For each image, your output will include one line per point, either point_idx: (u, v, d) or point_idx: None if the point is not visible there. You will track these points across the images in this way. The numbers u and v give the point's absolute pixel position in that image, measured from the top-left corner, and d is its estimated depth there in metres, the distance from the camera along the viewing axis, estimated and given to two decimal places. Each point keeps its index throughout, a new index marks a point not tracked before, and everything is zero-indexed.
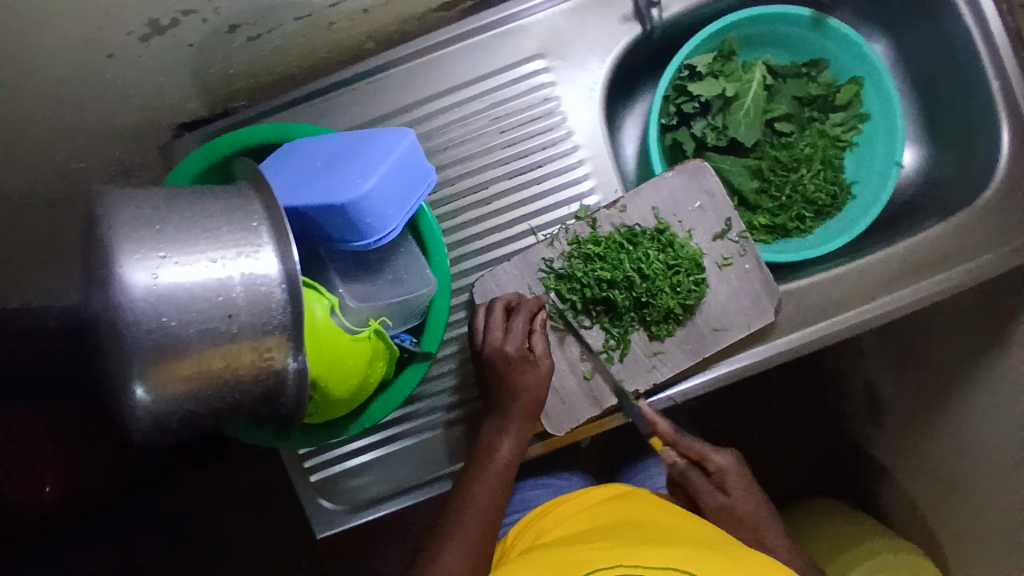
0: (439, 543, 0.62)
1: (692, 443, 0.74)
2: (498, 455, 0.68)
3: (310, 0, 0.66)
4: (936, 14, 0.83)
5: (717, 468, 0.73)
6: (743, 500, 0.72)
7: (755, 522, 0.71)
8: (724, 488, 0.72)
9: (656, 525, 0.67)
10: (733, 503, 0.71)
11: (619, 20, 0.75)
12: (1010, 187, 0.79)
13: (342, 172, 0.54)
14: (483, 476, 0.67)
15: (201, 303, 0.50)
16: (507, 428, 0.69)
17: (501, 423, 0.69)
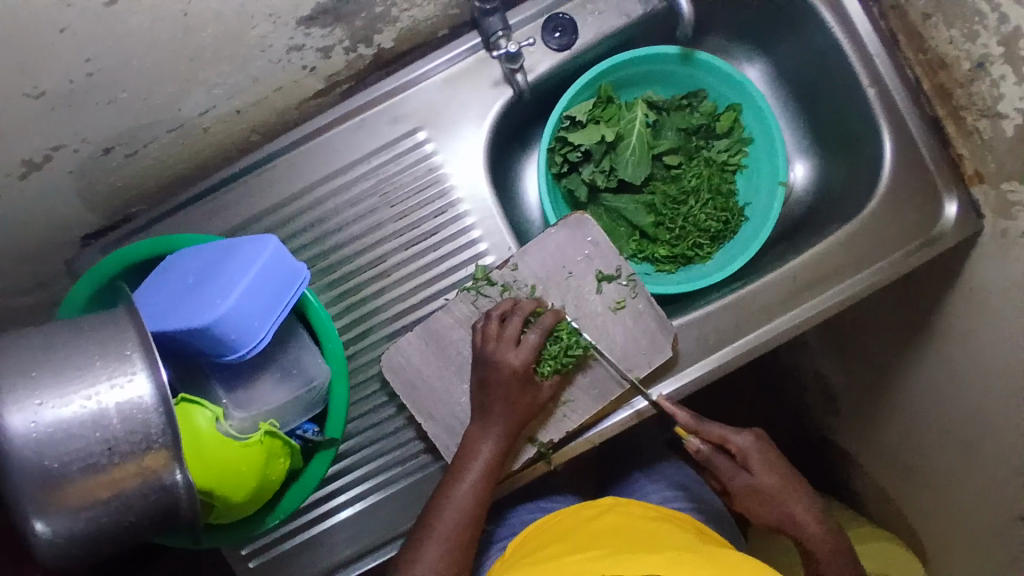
0: (422, 536, 0.67)
1: (720, 429, 0.76)
2: (483, 452, 0.70)
3: (178, 114, 0.68)
4: (805, 31, 0.85)
5: (739, 450, 0.76)
6: (770, 478, 0.74)
7: (779, 495, 0.74)
8: (748, 468, 0.75)
9: (640, 536, 0.68)
10: (760, 481, 0.74)
11: (491, 84, 0.79)
12: (895, 190, 0.82)
13: (206, 293, 0.57)
14: (465, 471, 0.69)
15: (81, 440, 0.54)
16: (490, 425, 0.71)
17: (483, 423, 0.71)
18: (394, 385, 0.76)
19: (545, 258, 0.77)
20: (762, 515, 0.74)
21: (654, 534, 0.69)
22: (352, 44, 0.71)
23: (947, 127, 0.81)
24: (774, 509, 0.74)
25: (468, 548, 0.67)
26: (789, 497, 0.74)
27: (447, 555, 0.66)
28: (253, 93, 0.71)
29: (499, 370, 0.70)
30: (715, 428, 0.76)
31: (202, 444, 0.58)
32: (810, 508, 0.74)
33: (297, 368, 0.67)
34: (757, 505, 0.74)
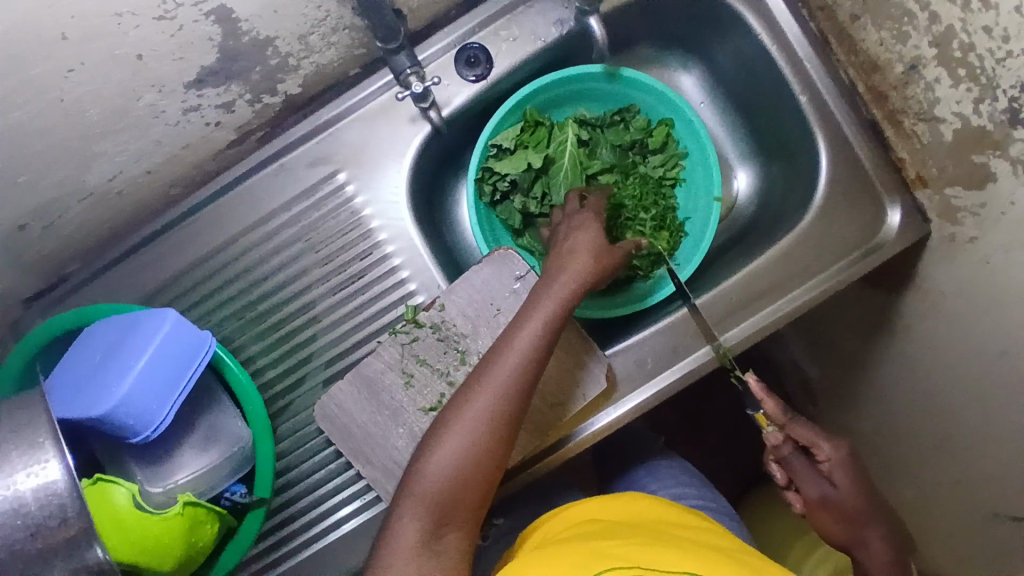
0: (402, 505, 0.60)
1: (801, 433, 0.75)
2: (485, 401, 0.61)
3: (87, 182, 0.68)
4: (735, 37, 0.82)
5: (826, 459, 0.74)
6: (853, 495, 0.73)
7: (858, 514, 0.73)
8: (832, 480, 0.74)
9: (659, 532, 0.67)
10: (837, 496, 0.74)
11: (408, 121, 0.77)
12: (833, 198, 0.80)
13: (104, 378, 0.57)
14: (463, 426, 0.61)
15: (2, 530, 0.54)
16: (495, 371, 0.62)
17: (485, 373, 0.62)
18: (330, 433, 0.75)
19: (472, 296, 0.76)
20: (836, 529, 0.74)
21: (655, 527, 0.69)
22: (255, 96, 0.70)
23: (885, 129, 0.78)
24: (848, 527, 0.74)
25: (469, 509, 0.60)
26: (869, 520, 0.74)
27: (431, 522, 0.59)
28: (161, 154, 0.70)
29: (516, 327, 0.65)
30: (806, 433, 0.75)
31: (120, 520, 0.59)
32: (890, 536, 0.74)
33: (222, 429, 0.67)
34: (828, 518, 0.75)
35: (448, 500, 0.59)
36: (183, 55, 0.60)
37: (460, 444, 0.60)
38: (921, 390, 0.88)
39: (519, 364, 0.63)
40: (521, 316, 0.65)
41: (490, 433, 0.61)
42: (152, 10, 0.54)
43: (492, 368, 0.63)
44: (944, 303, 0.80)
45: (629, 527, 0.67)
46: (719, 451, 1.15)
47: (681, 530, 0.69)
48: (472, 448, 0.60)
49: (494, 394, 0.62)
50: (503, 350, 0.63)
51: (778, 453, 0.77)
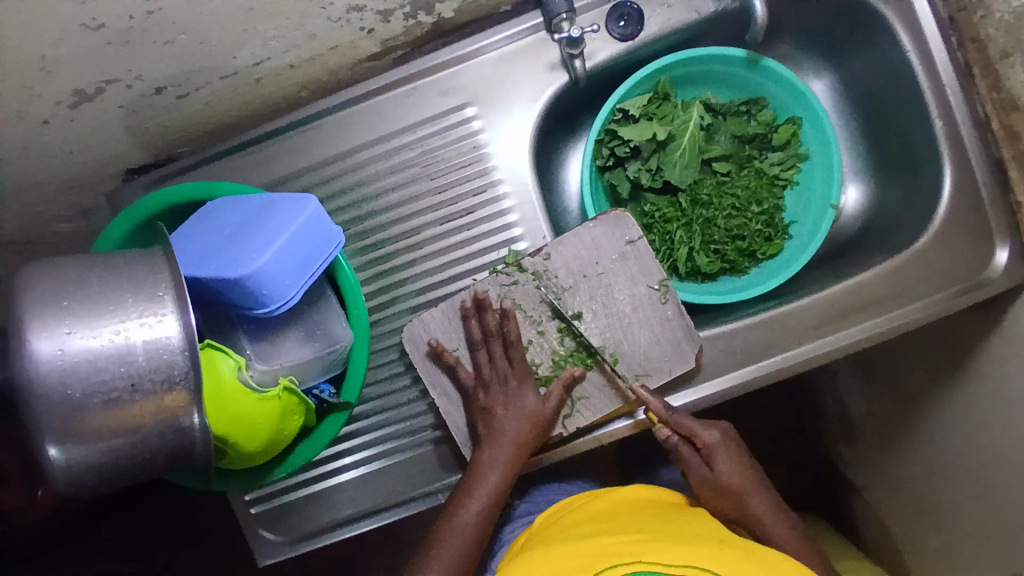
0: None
1: (685, 422, 0.74)
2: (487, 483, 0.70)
3: (232, 61, 0.68)
4: (880, 50, 0.82)
5: (705, 446, 0.74)
6: (731, 476, 0.73)
7: (739, 492, 0.72)
8: (710, 463, 0.73)
9: (683, 527, 0.68)
10: (716, 479, 0.73)
11: (548, 68, 0.77)
12: (947, 226, 0.79)
13: (241, 245, 0.56)
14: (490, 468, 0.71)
15: (104, 375, 0.54)
16: (493, 461, 0.71)
17: (485, 461, 0.71)
18: (411, 356, 0.76)
19: (579, 249, 0.76)
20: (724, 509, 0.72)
21: (690, 522, 0.69)
22: (412, 10, 0.70)
23: (1012, 169, 0.78)
24: (731, 507, 0.72)
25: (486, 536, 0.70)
26: (748, 490, 0.73)
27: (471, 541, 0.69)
28: (308, 49, 0.70)
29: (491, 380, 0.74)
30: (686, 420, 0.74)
31: (221, 393, 0.58)
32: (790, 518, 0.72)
33: (325, 327, 0.66)
34: (715, 502, 0.73)
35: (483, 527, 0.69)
36: None
37: (456, 556, 0.68)
38: (986, 437, 0.88)
39: (517, 444, 0.71)
40: (513, 397, 0.73)
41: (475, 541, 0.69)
42: None
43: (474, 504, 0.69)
44: None
45: (648, 523, 0.68)
46: None
47: (710, 525, 0.70)
48: (482, 511, 0.69)
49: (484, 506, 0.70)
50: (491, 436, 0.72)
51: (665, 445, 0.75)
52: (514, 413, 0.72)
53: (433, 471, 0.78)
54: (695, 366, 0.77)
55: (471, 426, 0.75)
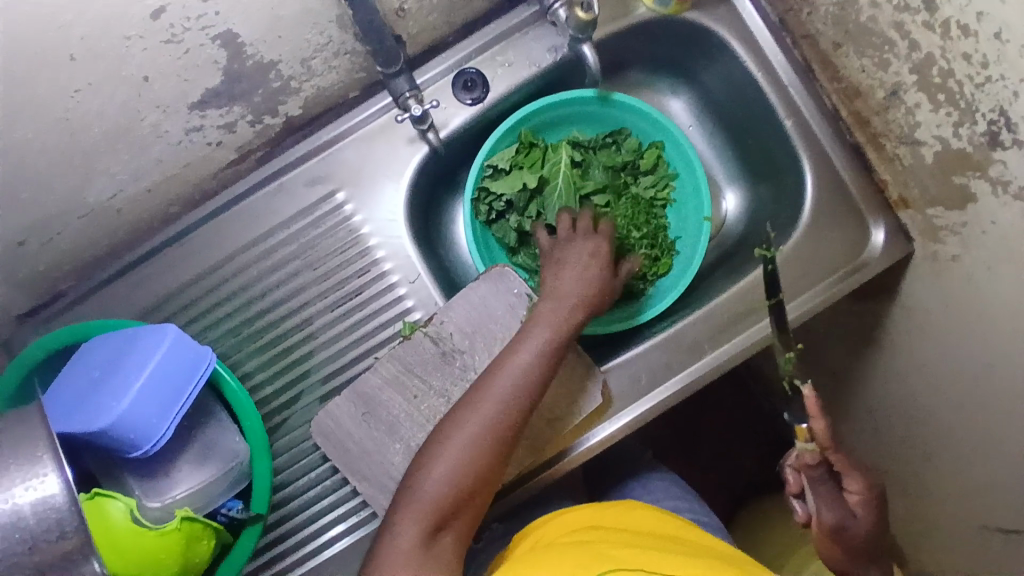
0: (456, 425, 0.64)
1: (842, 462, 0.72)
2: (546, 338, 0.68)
3: (86, 200, 0.69)
4: (721, 62, 0.85)
5: (854, 493, 0.72)
6: (869, 528, 0.72)
7: (865, 547, 0.73)
8: (852, 512, 0.72)
9: (675, 540, 0.69)
10: (854, 528, 0.72)
11: (406, 142, 0.79)
12: (819, 215, 0.82)
13: (104, 393, 0.57)
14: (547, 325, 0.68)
15: (1, 542, 0.54)
16: (556, 316, 0.69)
17: (544, 317, 0.69)
18: (325, 449, 0.76)
19: (468, 311, 0.77)
20: (838, 556, 0.74)
21: (663, 535, 0.70)
22: (256, 117, 0.71)
23: (868, 152, 0.81)
24: (849, 555, 0.73)
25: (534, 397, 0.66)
26: (869, 552, 0.73)
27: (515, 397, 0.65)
28: (160, 173, 0.70)
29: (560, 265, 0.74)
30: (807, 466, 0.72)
31: (116, 536, 0.58)
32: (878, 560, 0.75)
33: (219, 445, 0.67)
34: (825, 539, 0.74)
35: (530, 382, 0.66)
36: (188, 78, 0.60)
37: (489, 417, 0.64)
38: (907, 408, 0.89)
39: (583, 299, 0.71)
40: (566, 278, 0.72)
41: (469, 484, 0.63)
42: (159, 34, 0.55)
43: (475, 449, 0.63)
44: (930, 319, 0.81)
45: (646, 535, 0.69)
46: (711, 468, 1.15)
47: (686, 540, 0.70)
48: (535, 361, 0.66)
49: (481, 445, 0.63)
50: (496, 369, 0.66)
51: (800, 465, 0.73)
52: (540, 322, 0.69)
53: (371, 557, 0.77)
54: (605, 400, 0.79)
55: None
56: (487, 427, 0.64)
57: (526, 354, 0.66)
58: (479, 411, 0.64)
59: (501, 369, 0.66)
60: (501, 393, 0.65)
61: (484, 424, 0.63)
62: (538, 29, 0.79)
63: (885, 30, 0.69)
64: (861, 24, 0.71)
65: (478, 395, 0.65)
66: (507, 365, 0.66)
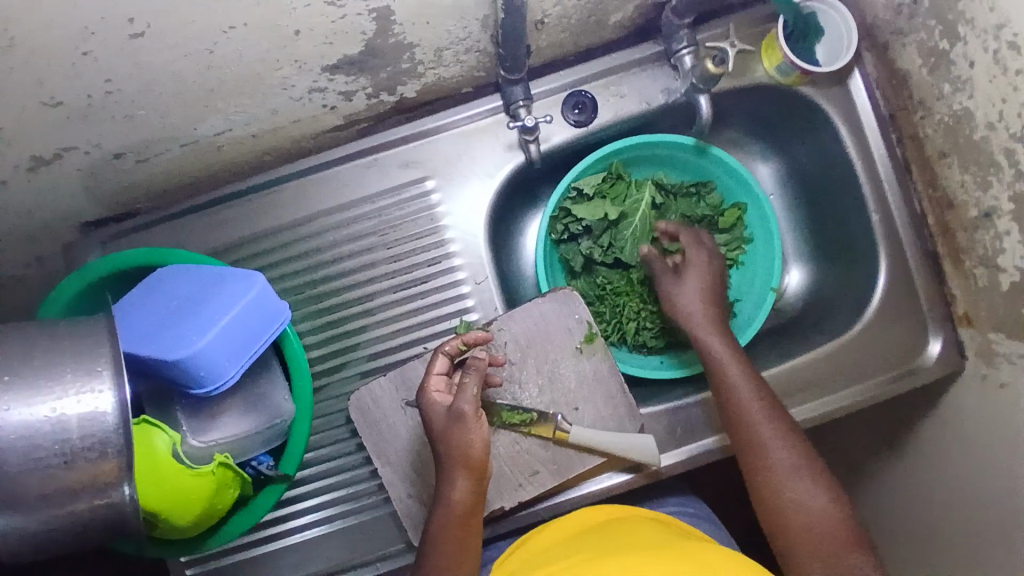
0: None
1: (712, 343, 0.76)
2: (470, 461, 0.66)
3: (192, 131, 0.69)
4: (822, 142, 0.86)
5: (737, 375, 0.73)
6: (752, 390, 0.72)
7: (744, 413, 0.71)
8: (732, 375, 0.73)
9: (629, 535, 0.65)
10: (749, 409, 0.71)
11: (505, 148, 0.80)
12: (881, 313, 0.83)
13: (184, 324, 0.58)
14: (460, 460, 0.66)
15: (40, 450, 0.53)
16: (451, 443, 0.66)
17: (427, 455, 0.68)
18: (359, 425, 0.76)
19: (528, 325, 0.78)
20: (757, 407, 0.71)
21: (642, 532, 0.66)
22: (374, 91, 0.72)
23: (945, 264, 0.82)
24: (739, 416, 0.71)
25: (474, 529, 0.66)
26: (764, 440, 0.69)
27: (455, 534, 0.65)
28: (270, 122, 0.72)
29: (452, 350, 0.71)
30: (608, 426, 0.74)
31: (154, 466, 0.58)
32: (805, 455, 0.68)
33: (268, 400, 0.68)
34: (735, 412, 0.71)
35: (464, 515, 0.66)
36: (333, 42, 0.61)
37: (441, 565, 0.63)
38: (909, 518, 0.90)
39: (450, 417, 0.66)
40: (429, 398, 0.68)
41: (467, 549, 0.65)
42: None
43: (455, 526, 0.65)
44: (963, 436, 0.81)
45: (598, 541, 0.65)
46: None
47: (653, 531, 0.67)
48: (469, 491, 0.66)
49: (460, 519, 0.65)
50: (445, 438, 0.66)
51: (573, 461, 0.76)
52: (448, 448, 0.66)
53: (374, 540, 0.78)
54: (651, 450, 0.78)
55: (414, 497, 0.75)
56: (462, 498, 0.66)
57: (443, 400, 0.68)
58: (453, 483, 0.66)
59: (447, 438, 0.66)
60: (467, 466, 0.66)
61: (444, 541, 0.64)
62: (654, 68, 0.80)
63: (993, 154, 0.70)
64: (972, 141, 0.72)
65: (445, 468, 0.66)
66: (446, 418, 0.66)
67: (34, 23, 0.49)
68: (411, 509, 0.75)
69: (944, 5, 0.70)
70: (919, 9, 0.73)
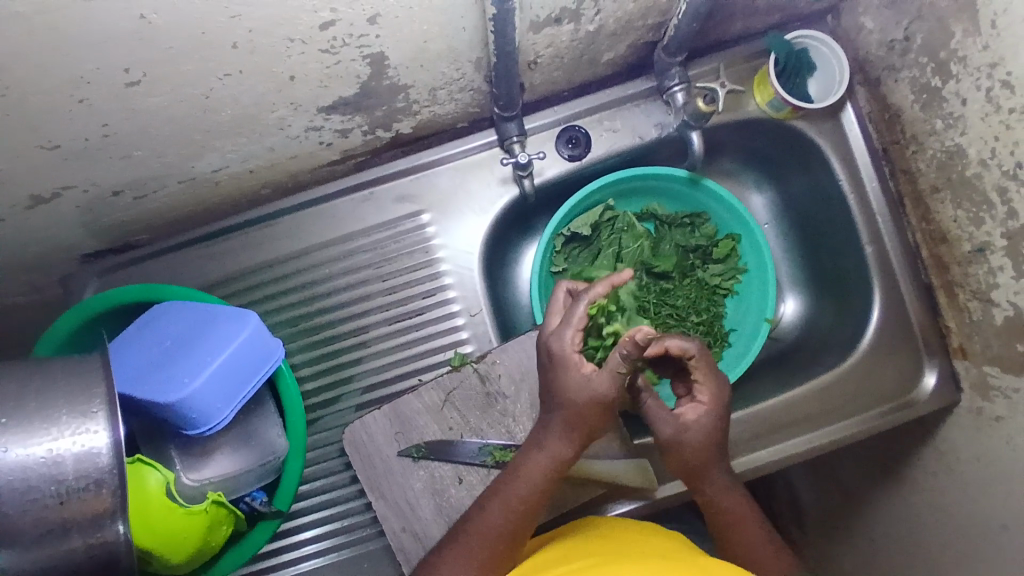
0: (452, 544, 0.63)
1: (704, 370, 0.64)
2: (586, 427, 0.62)
3: (192, 169, 0.70)
4: (815, 173, 0.87)
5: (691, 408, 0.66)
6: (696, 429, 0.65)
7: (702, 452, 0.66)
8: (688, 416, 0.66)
9: (629, 543, 0.62)
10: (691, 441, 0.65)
11: (500, 182, 0.81)
12: (877, 344, 0.83)
13: (177, 365, 0.59)
14: (567, 435, 0.63)
15: (34, 491, 0.52)
16: (567, 414, 0.62)
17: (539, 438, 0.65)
18: (353, 458, 0.76)
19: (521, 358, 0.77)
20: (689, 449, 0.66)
21: (632, 539, 0.64)
22: (370, 128, 0.73)
23: (939, 296, 0.82)
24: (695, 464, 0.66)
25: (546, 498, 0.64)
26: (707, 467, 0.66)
27: (528, 496, 0.63)
28: (267, 159, 0.72)
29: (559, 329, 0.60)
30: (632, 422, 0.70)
31: (147, 505, 0.59)
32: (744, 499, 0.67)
33: (260, 436, 0.68)
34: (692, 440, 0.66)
35: (548, 477, 0.64)
36: (327, 85, 0.62)
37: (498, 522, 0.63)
38: (903, 556, 0.87)
39: (592, 391, 0.60)
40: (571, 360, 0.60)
41: (521, 526, 0.63)
42: (319, 42, 0.56)
43: (538, 485, 0.64)
44: (958, 469, 0.80)
45: (595, 547, 0.62)
46: None
47: (661, 541, 0.63)
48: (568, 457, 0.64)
49: (547, 479, 0.64)
50: (580, 406, 0.61)
51: (567, 494, 0.76)
52: (569, 408, 0.62)
53: (368, 574, 0.78)
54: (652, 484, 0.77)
55: (408, 531, 0.74)
56: (569, 460, 0.64)
57: (585, 370, 0.60)
58: (567, 447, 0.63)
59: (581, 406, 0.61)
60: (585, 432, 0.62)
61: (517, 493, 0.63)
62: (648, 104, 0.81)
63: (986, 190, 0.71)
64: (964, 178, 0.73)
65: (562, 430, 0.63)
66: (588, 388, 0.60)
67: (33, 71, 0.50)
68: (404, 543, 0.74)
69: (938, 44, 0.71)
70: (911, 47, 0.75)
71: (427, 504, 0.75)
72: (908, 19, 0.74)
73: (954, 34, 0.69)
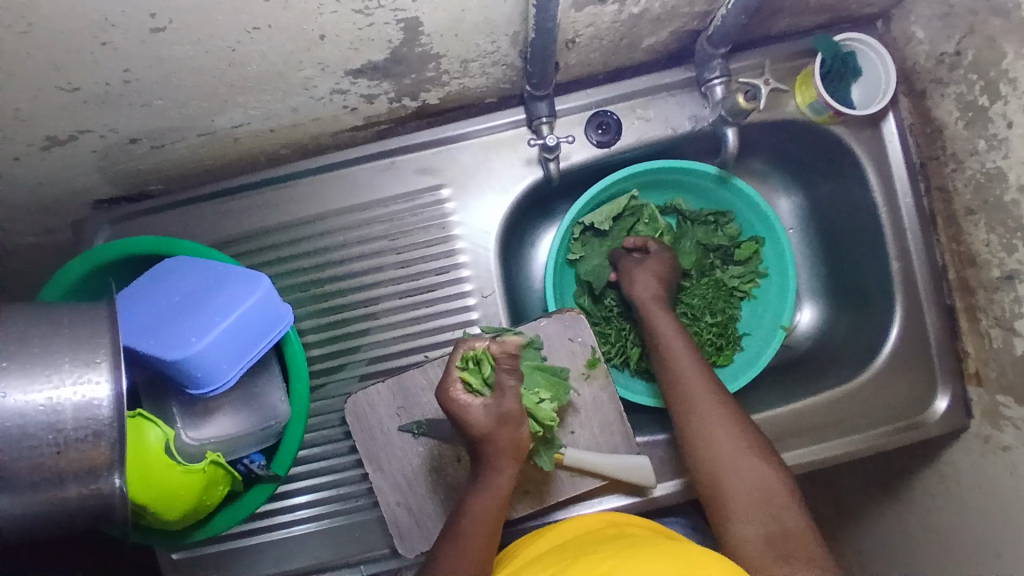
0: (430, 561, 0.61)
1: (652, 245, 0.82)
2: (507, 447, 0.63)
3: (211, 122, 0.68)
4: (847, 182, 0.84)
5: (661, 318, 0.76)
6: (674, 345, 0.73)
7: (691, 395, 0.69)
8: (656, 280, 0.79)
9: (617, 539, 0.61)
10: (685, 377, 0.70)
11: (524, 163, 0.79)
12: (891, 362, 0.82)
13: (185, 323, 0.58)
14: (500, 460, 0.63)
15: (33, 439, 0.51)
16: (491, 445, 0.62)
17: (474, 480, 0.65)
18: (353, 429, 0.75)
19: None
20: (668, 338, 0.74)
21: (625, 534, 0.63)
22: (396, 96, 0.71)
23: (960, 320, 0.80)
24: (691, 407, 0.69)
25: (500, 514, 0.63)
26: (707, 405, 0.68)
27: (483, 513, 0.63)
28: (289, 119, 0.71)
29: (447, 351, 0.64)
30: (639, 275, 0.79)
31: (145, 459, 0.59)
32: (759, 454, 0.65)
33: (262, 399, 0.68)
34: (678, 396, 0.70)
35: (500, 502, 0.63)
36: (358, 48, 0.60)
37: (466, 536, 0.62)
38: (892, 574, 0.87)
39: (504, 412, 0.62)
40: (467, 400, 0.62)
41: (491, 539, 0.62)
42: (354, 3, 0.54)
43: (489, 507, 0.63)
44: (959, 493, 0.79)
45: (585, 545, 0.60)
46: None
47: (647, 535, 0.62)
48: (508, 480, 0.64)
49: (498, 501, 0.63)
50: (494, 431, 0.62)
51: (565, 484, 0.75)
52: (490, 441, 0.62)
53: (358, 543, 0.78)
54: (651, 482, 0.76)
55: (402, 505, 0.74)
56: (507, 490, 0.64)
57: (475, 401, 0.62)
58: (502, 473, 0.63)
59: (496, 431, 0.62)
60: (514, 455, 0.63)
61: (479, 512, 0.63)
62: (683, 95, 0.78)
63: None
64: (1002, 201, 0.71)
65: (490, 458, 0.63)
66: (491, 414, 0.62)
67: (58, 10, 0.48)
68: (398, 516, 0.74)
69: (990, 60, 0.69)
70: (963, 61, 0.72)
71: (422, 480, 0.74)
72: (959, 33, 0.71)
73: (1007, 53, 0.67)
